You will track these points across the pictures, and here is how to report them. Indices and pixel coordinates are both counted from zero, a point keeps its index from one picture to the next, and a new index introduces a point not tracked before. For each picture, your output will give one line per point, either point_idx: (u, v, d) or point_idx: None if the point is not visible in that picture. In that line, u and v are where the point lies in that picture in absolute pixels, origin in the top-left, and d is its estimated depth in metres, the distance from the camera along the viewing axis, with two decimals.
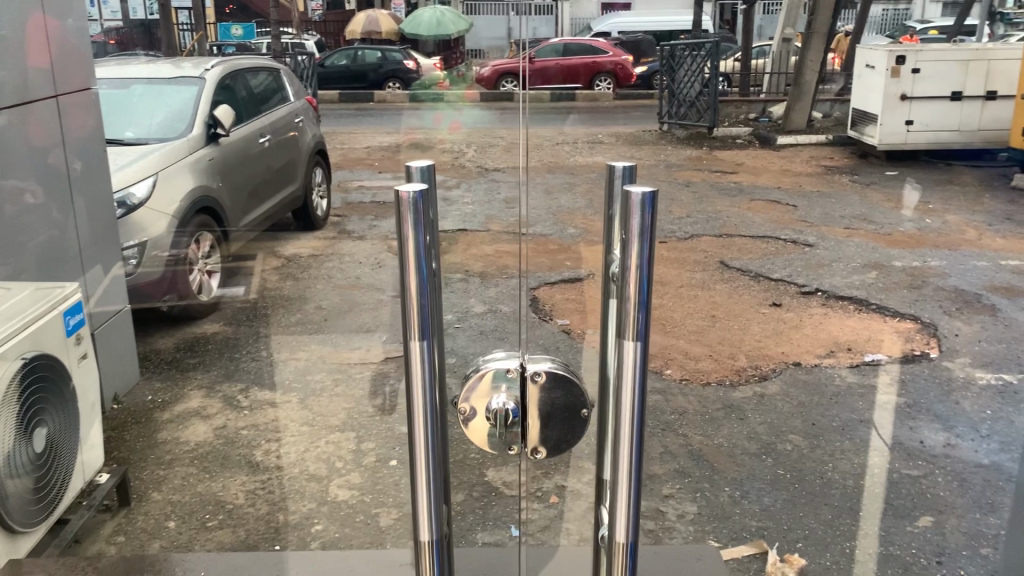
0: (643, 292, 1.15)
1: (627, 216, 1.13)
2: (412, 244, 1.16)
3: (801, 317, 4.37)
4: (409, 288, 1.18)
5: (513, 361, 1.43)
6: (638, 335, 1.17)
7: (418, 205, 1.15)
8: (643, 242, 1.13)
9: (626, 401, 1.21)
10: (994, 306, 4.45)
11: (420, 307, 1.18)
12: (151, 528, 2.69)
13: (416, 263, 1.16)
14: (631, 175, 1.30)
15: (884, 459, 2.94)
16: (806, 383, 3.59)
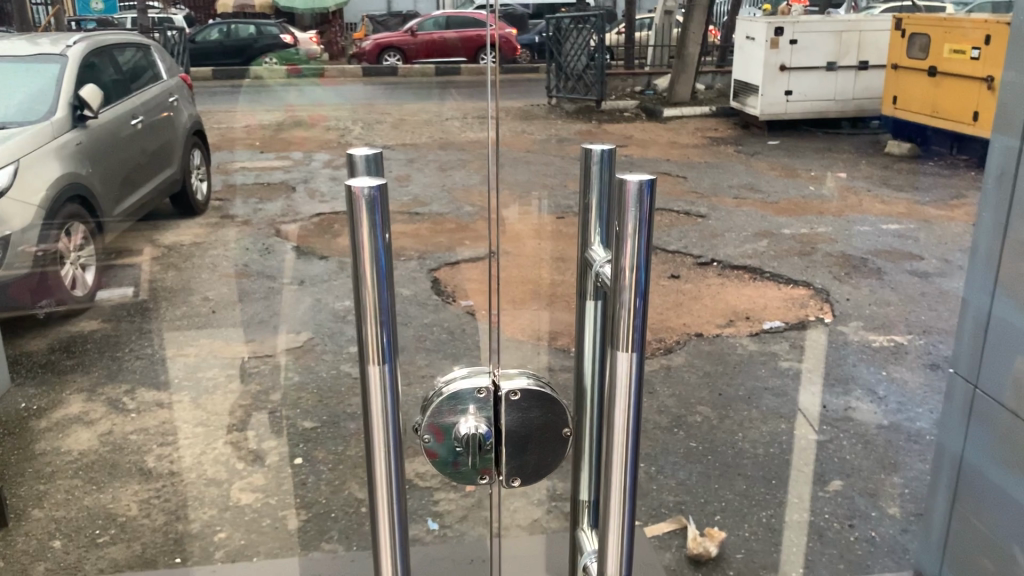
0: (640, 299, 0.96)
1: (618, 210, 0.95)
2: (369, 247, 0.95)
3: (699, 287, 4.40)
4: (365, 304, 0.98)
5: (482, 379, 1.23)
6: (633, 345, 0.99)
7: (377, 205, 0.94)
8: (639, 235, 0.93)
9: (618, 420, 1.02)
10: (878, 269, 4.63)
11: (379, 325, 0.99)
12: (33, 549, 2.45)
13: (373, 271, 0.96)
14: (609, 159, 1.20)
15: (791, 425, 3.00)
16: (709, 354, 3.60)
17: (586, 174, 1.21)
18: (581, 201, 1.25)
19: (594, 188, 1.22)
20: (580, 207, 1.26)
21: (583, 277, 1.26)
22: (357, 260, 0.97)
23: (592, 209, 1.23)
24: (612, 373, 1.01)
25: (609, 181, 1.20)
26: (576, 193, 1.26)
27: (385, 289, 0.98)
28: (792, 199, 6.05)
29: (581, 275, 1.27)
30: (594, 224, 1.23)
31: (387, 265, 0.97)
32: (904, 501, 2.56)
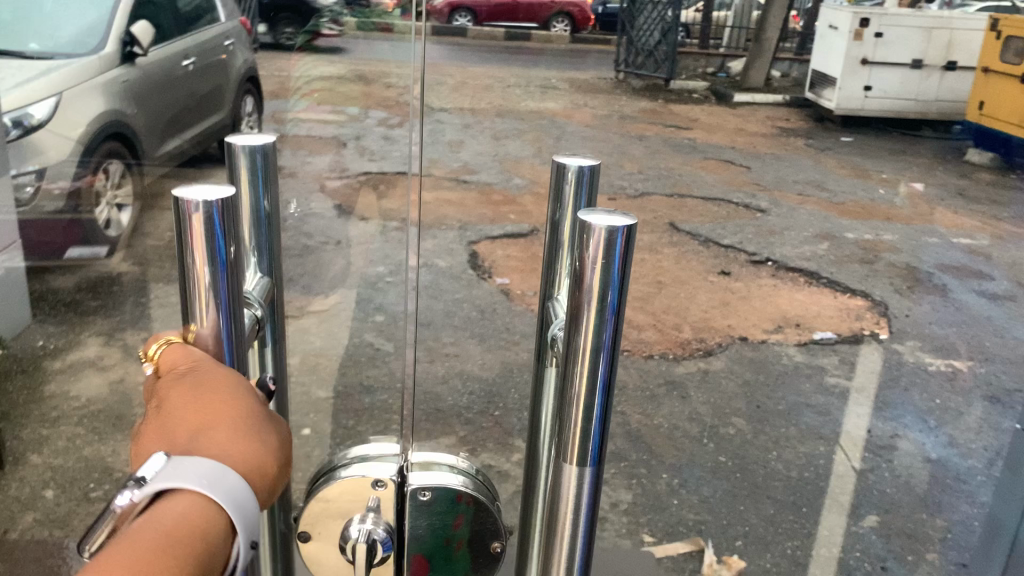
0: (600, 382, 0.82)
1: (577, 278, 0.79)
2: (205, 272, 0.84)
3: (750, 288, 4.19)
4: (204, 330, 0.88)
5: (385, 466, 1.02)
6: (587, 459, 0.86)
7: (217, 219, 0.82)
8: (608, 311, 0.79)
9: (563, 530, 0.91)
10: (944, 285, 4.35)
11: (220, 353, 0.88)
12: (26, 497, 2.40)
13: (211, 294, 0.86)
14: (589, 179, 1.04)
15: (830, 448, 2.79)
16: (752, 361, 3.40)
17: (567, 193, 1.04)
18: (551, 217, 1.07)
19: (570, 206, 1.04)
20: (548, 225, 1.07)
21: (544, 332, 1.06)
22: (187, 275, 0.85)
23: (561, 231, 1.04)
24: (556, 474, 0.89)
25: (585, 201, 1.03)
26: (545, 211, 1.08)
27: (225, 319, 0.88)
28: (860, 202, 5.69)
29: (543, 329, 1.09)
30: (563, 255, 1.04)
31: (228, 284, 0.86)
32: (945, 548, 2.35)
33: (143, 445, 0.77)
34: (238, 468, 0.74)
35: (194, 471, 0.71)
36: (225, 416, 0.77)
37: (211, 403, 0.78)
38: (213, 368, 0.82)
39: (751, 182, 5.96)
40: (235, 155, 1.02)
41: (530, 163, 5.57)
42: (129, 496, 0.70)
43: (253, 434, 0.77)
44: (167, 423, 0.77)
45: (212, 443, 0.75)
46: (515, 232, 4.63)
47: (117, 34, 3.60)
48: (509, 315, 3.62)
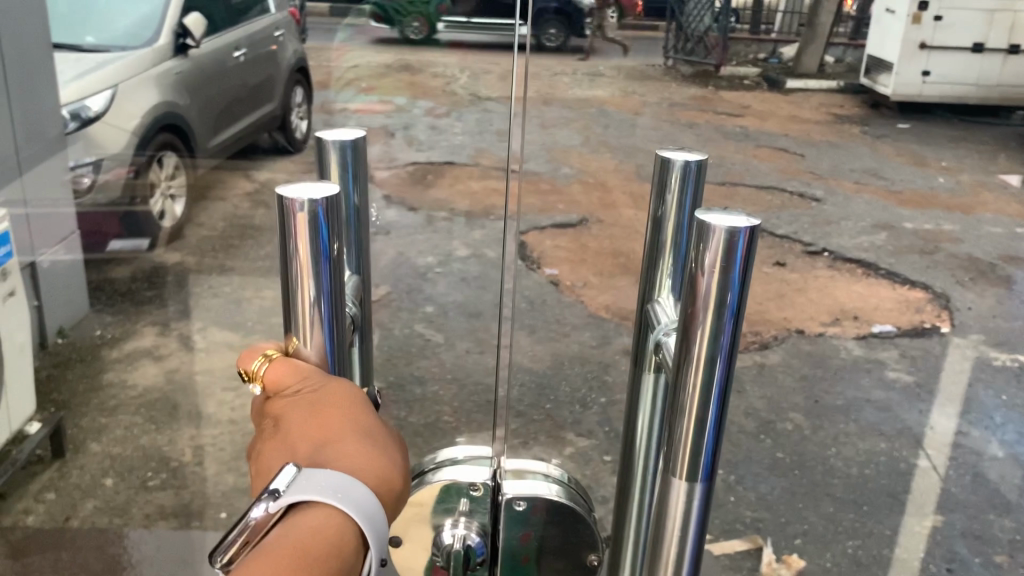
0: (713, 400, 0.74)
1: (692, 281, 0.71)
2: (310, 271, 0.83)
3: (806, 279, 4.10)
4: (306, 330, 0.87)
5: (479, 470, 1.07)
6: (695, 481, 0.78)
7: (323, 218, 0.81)
8: (727, 315, 0.70)
9: (665, 560, 0.82)
10: (1009, 277, 4.20)
11: (321, 351, 0.87)
12: (86, 485, 2.44)
13: (315, 294, 0.85)
14: (698, 172, 1.00)
15: (891, 444, 2.71)
16: (809, 354, 3.32)
17: (668, 191, 1.01)
18: (652, 215, 1.05)
19: (676, 198, 1.00)
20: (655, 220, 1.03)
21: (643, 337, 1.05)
22: (289, 275, 0.84)
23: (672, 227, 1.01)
24: (660, 496, 0.81)
25: (692, 197, 1.00)
26: (647, 210, 1.06)
27: (327, 326, 0.87)
28: (919, 191, 5.67)
29: (642, 332, 1.08)
30: (666, 256, 1.02)
31: (332, 283, 0.85)
32: (1014, 550, 2.24)
33: (263, 456, 0.80)
34: (370, 483, 0.76)
35: (325, 485, 0.72)
36: (351, 433, 0.79)
37: (334, 419, 0.79)
38: (328, 383, 0.83)
39: (804, 171, 5.92)
40: (328, 150, 1.09)
41: (578, 154, 6.00)
42: (260, 509, 0.71)
43: (375, 446, 0.79)
44: (291, 436, 0.79)
45: (344, 456, 0.77)
46: (563, 222, 4.66)
47: (170, 26, 3.61)
48: (560, 307, 3.59)
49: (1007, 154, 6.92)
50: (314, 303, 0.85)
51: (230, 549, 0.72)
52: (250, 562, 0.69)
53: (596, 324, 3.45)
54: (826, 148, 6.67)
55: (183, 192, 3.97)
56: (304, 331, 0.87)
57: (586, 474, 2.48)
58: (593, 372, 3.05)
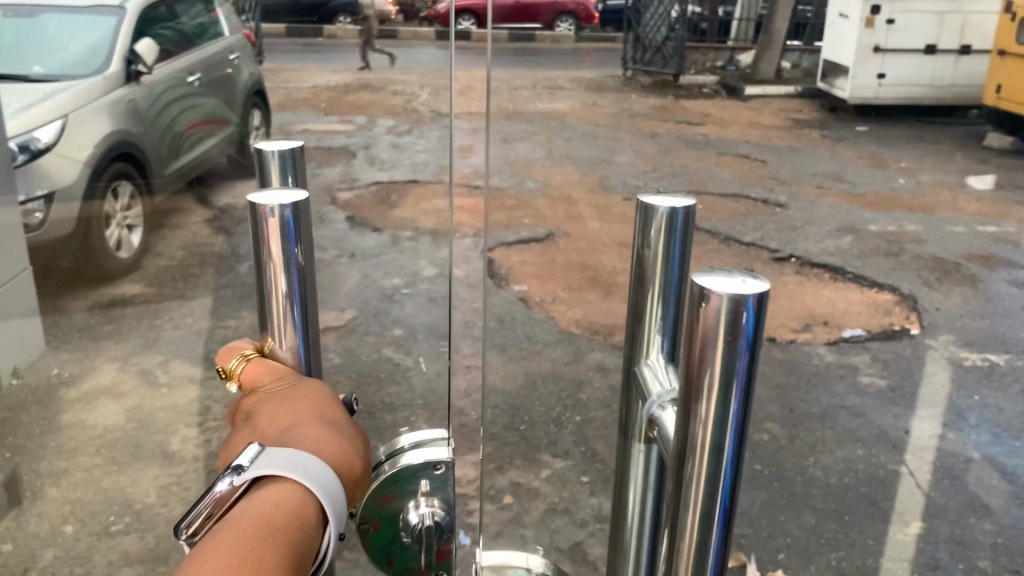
0: (725, 478, 0.73)
1: (695, 351, 0.71)
2: (280, 263, 1.06)
3: (775, 286, 4.10)
4: (278, 311, 1.10)
5: (437, 450, 1.10)
6: (706, 567, 0.76)
7: (289, 219, 1.04)
8: (734, 392, 0.70)
9: None
10: (973, 277, 4.22)
11: (293, 329, 1.11)
12: (45, 533, 2.34)
13: (285, 283, 1.08)
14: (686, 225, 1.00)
15: (867, 450, 2.69)
16: (782, 362, 3.30)
17: (656, 247, 1.01)
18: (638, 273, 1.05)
19: (661, 258, 1.01)
20: (643, 278, 1.04)
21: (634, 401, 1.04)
22: (268, 271, 1.07)
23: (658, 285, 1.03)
24: None
25: (678, 248, 1.00)
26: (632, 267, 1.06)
27: (299, 318, 1.11)
28: (880, 192, 5.74)
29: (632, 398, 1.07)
30: None
31: (300, 279, 1.08)
32: (997, 553, 2.21)
33: (238, 443, 0.96)
34: (327, 458, 0.90)
35: (284, 459, 0.86)
36: (310, 421, 0.94)
37: (299, 413, 0.96)
38: (299, 389, 1.02)
39: (767, 176, 5.98)
40: (269, 174, 1.23)
41: (541, 167, 6.02)
42: (225, 482, 0.84)
43: (335, 431, 0.95)
44: (261, 427, 0.95)
45: (306, 438, 0.92)
46: (530, 237, 4.66)
47: (121, 53, 3.54)
48: (530, 324, 3.54)
49: (964, 153, 7.01)
50: (286, 297, 1.08)
51: (196, 520, 0.84)
52: (217, 529, 0.80)
53: (567, 338, 3.41)
54: (787, 152, 6.76)
55: (141, 221, 3.89)
56: (277, 329, 1.11)
57: (564, 498, 2.44)
58: (566, 390, 3.01)
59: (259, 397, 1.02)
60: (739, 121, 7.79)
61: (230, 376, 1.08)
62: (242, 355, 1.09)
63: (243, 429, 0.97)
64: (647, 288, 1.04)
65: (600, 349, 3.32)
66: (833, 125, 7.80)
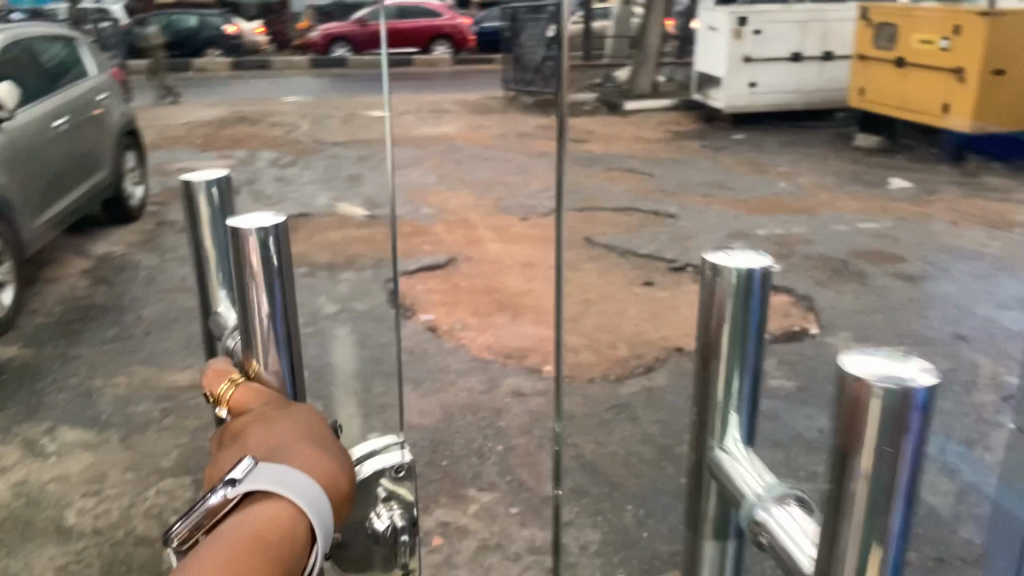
0: None
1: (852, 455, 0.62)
2: (262, 284, 0.99)
3: (676, 296, 4.16)
4: (262, 331, 1.03)
5: (393, 455, 1.15)
6: None
7: (269, 243, 0.97)
8: (898, 509, 0.62)
9: None
10: (860, 274, 4.40)
11: (278, 349, 1.04)
12: None
13: (269, 305, 1.01)
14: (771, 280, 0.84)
15: (786, 454, 2.73)
16: (692, 371, 3.32)
17: (742, 312, 0.85)
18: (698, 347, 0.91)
19: (728, 327, 0.85)
20: (703, 349, 0.90)
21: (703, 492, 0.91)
22: (248, 295, 1.00)
23: (721, 360, 0.87)
24: None
25: (760, 312, 0.85)
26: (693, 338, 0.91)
27: (284, 340, 1.04)
28: (763, 197, 5.95)
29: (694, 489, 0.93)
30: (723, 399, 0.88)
31: (283, 301, 1.02)
32: (921, 544, 2.26)
33: (221, 463, 0.90)
34: (320, 480, 0.85)
35: (276, 477, 0.82)
36: (300, 439, 0.89)
37: (286, 433, 0.90)
38: (291, 411, 0.95)
39: (655, 188, 6.13)
40: (247, 267, 0.97)
41: (435, 192, 6.04)
42: (218, 495, 0.80)
43: (325, 451, 0.89)
44: (248, 444, 0.89)
45: (297, 457, 0.86)
46: (431, 264, 4.60)
47: None
48: (440, 353, 3.47)
49: (835, 154, 7.36)
50: (269, 318, 1.02)
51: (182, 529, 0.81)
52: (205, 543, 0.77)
53: (480, 366, 3.35)
54: (671, 164, 6.94)
55: (13, 279, 3.59)
56: (261, 353, 1.04)
57: (494, 532, 2.35)
58: (485, 419, 2.94)
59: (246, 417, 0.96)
60: (622, 136, 7.98)
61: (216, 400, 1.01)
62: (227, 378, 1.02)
63: (232, 447, 0.90)
64: (707, 361, 0.89)
65: (514, 375, 3.28)
66: (712, 135, 8.07)
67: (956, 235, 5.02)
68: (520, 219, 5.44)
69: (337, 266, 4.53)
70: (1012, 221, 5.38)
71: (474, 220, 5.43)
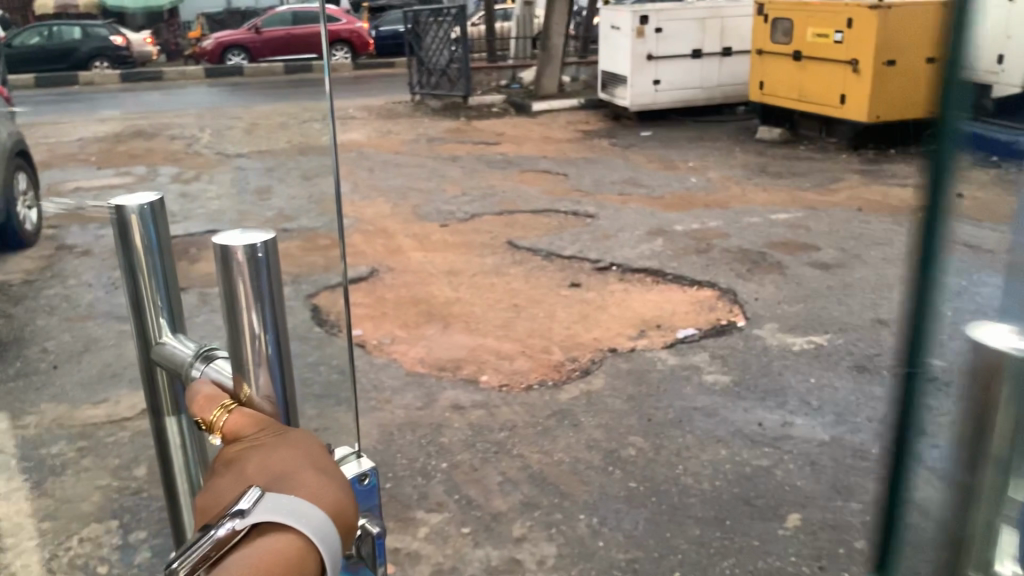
0: None
1: None
2: (254, 293, 0.90)
3: (604, 296, 4.15)
4: (248, 344, 0.92)
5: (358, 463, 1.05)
6: None
7: (259, 259, 0.90)
8: None
9: None
10: (779, 264, 4.49)
11: (271, 363, 0.93)
12: None
13: (261, 315, 0.92)
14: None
15: (730, 450, 2.74)
16: (629, 371, 3.29)
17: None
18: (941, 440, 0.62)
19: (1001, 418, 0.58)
20: (952, 435, 0.61)
21: None
22: (235, 309, 0.91)
23: (995, 461, 0.59)
24: None
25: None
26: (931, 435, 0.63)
27: (277, 358, 0.94)
28: (677, 192, 6.04)
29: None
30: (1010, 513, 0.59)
31: (275, 314, 0.93)
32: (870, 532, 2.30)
33: (222, 496, 0.79)
34: (327, 509, 0.74)
35: (286, 506, 0.71)
36: (304, 466, 0.79)
37: (290, 460, 0.79)
38: (294, 438, 0.84)
39: (571, 188, 6.14)
40: (235, 275, 0.90)
41: (349, 203, 5.93)
42: (226, 526, 0.69)
43: (331, 478, 0.78)
44: (250, 475, 0.79)
45: (301, 484, 0.76)
46: (353, 277, 4.48)
47: None
48: (372, 370, 3.36)
49: (741, 147, 7.53)
50: (262, 331, 0.92)
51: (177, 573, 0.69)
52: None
53: (415, 381, 3.27)
54: (584, 163, 6.97)
55: None
56: (252, 372, 0.93)
57: (448, 556, 2.27)
58: (425, 436, 2.86)
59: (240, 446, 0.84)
60: (532, 137, 7.99)
61: (206, 428, 0.89)
62: (217, 406, 0.91)
63: (229, 479, 0.80)
64: (967, 462, 0.60)
65: (450, 388, 3.20)
66: (621, 132, 8.16)
67: (864, 223, 5.19)
68: (440, 226, 5.40)
69: None
70: (913, 205, 5.60)
71: (393, 229, 5.34)
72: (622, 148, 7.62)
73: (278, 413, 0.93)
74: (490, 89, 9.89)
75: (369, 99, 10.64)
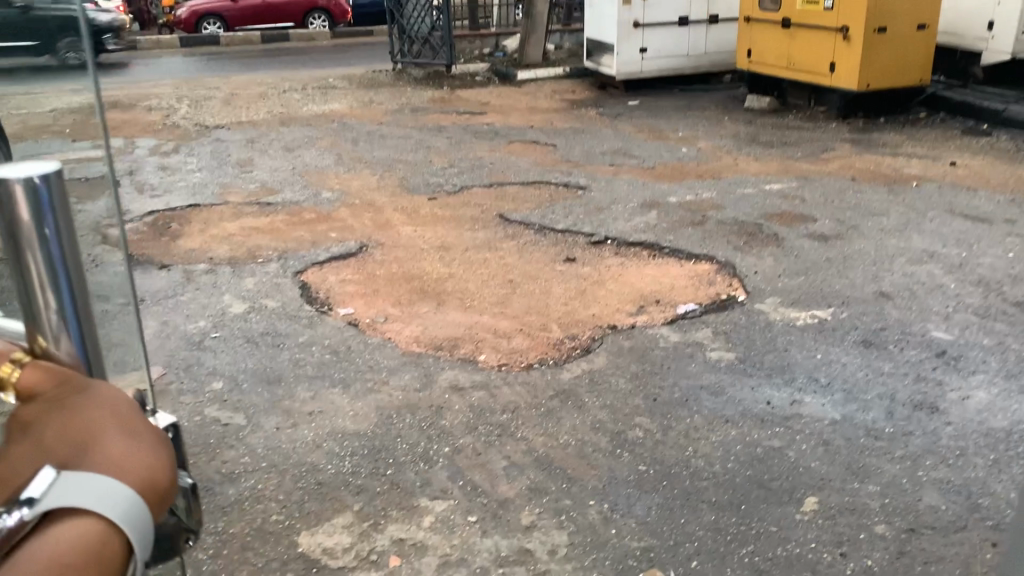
0: None
1: None
2: (38, 245, 0.75)
3: (600, 271, 4.05)
4: (41, 301, 0.77)
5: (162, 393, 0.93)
6: None
7: (42, 200, 0.73)
8: None
9: None
10: (775, 236, 4.40)
11: (66, 321, 0.79)
12: None
13: (48, 265, 0.76)
14: None
15: (740, 430, 2.66)
16: (632, 350, 3.20)
17: None
18: None
19: None
20: None
21: None
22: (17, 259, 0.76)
23: None
24: None
25: None
26: None
27: (75, 318, 0.80)
28: (668, 163, 5.93)
29: None
30: None
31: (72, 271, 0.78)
32: (888, 516, 2.25)
33: (12, 463, 0.71)
34: (134, 484, 0.68)
35: (77, 493, 0.65)
36: (99, 429, 0.72)
37: (81, 425, 0.72)
38: (99, 396, 0.76)
39: (561, 159, 6.02)
40: (10, 216, 0.73)
41: (334, 175, 5.79)
42: (10, 518, 0.64)
43: (132, 443, 0.71)
44: (41, 442, 0.71)
45: (99, 456, 0.69)
46: (341, 252, 4.35)
47: None
48: (366, 350, 3.24)
49: (730, 116, 7.43)
50: (45, 283, 0.77)
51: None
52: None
53: (411, 361, 3.15)
54: (572, 133, 6.85)
55: None
56: (46, 322, 0.79)
57: (455, 547, 2.19)
58: (425, 419, 2.76)
59: (36, 405, 0.75)
60: (518, 107, 7.84)
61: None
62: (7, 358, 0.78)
63: (17, 443, 0.73)
64: None
65: (448, 368, 3.10)
66: (608, 101, 8.02)
67: (860, 193, 5.11)
68: (429, 198, 5.27)
69: (239, 262, 4.25)
70: (906, 175, 5.53)
71: (380, 202, 5.20)
72: (609, 117, 7.49)
73: (79, 366, 0.80)
74: (473, 58, 9.70)
75: (350, 68, 10.43)
